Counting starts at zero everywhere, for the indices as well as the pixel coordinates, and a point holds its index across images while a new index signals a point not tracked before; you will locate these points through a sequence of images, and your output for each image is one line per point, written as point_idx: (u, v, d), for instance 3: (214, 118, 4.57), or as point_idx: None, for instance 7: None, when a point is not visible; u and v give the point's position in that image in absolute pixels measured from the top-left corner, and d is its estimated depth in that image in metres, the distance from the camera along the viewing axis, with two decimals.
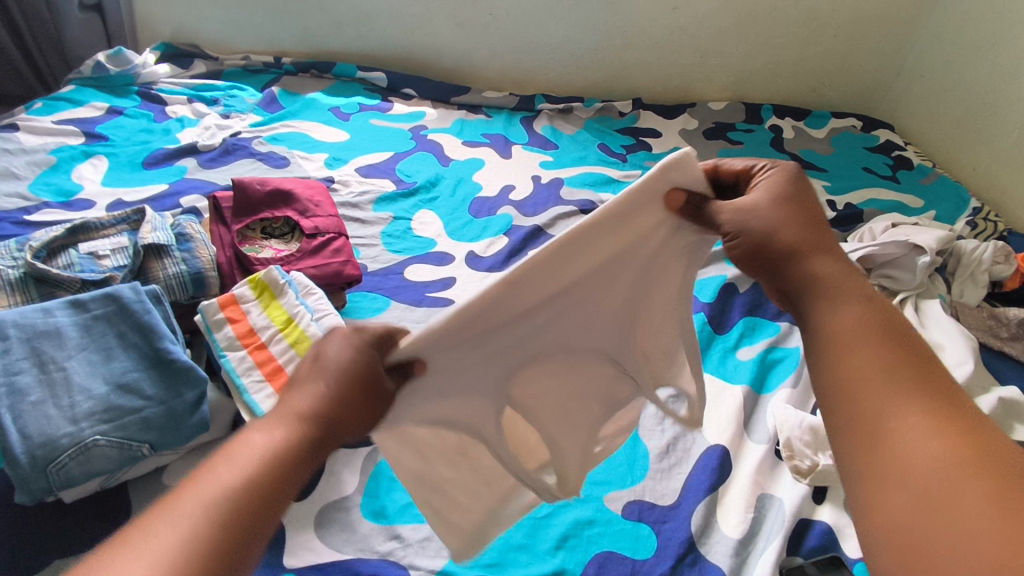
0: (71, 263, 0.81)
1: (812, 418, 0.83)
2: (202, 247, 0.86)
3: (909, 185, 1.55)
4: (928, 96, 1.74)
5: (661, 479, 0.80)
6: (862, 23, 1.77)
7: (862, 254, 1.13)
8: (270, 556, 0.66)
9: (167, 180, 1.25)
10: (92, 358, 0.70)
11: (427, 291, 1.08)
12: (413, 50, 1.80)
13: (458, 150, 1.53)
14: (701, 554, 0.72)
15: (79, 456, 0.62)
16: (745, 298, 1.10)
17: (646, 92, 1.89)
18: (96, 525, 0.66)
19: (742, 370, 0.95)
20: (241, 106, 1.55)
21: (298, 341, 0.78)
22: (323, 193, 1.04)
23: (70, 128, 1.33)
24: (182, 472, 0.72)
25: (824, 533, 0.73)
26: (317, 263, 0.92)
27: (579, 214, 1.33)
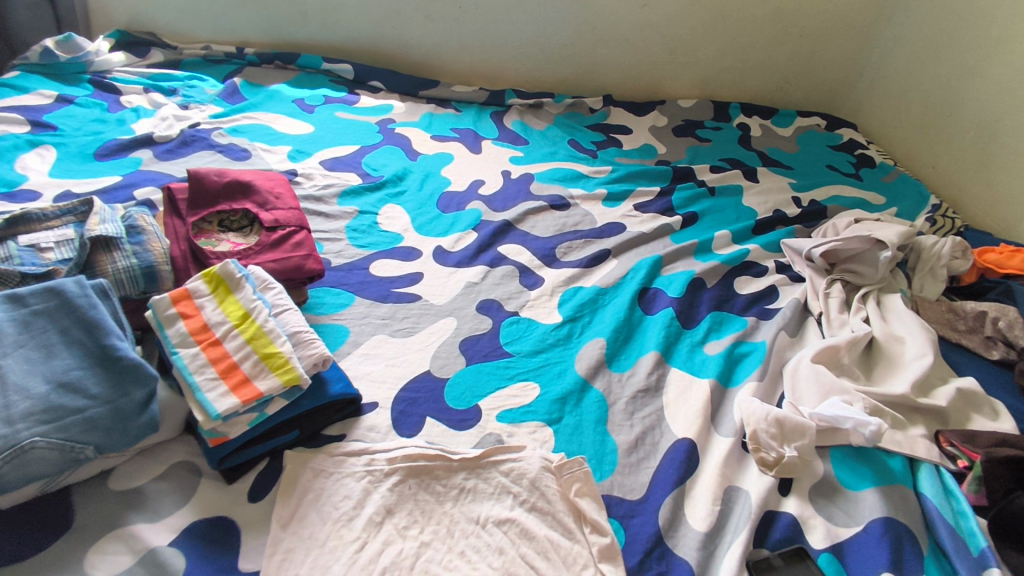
0: (10, 255, 0.76)
1: (778, 411, 0.82)
2: (154, 240, 0.83)
3: (870, 183, 1.58)
4: (889, 96, 1.78)
5: (629, 474, 0.79)
6: (827, 24, 1.80)
7: (827, 250, 1.15)
8: (225, 561, 0.64)
9: (120, 171, 1.20)
10: (30, 355, 0.65)
11: (393, 287, 1.06)
12: (381, 42, 1.77)
13: (427, 144, 1.51)
14: (668, 548, 0.72)
15: (14, 459, 0.59)
16: (712, 293, 1.11)
17: (616, 89, 1.89)
18: (34, 530, 0.63)
19: (710, 364, 0.95)
20: (201, 96, 1.50)
21: (256, 337, 0.74)
22: (284, 185, 1.01)
23: (16, 116, 1.27)
24: (130, 475, 0.69)
25: (789, 524, 0.73)
26: (277, 257, 0.89)
27: (548, 210, 1.32)
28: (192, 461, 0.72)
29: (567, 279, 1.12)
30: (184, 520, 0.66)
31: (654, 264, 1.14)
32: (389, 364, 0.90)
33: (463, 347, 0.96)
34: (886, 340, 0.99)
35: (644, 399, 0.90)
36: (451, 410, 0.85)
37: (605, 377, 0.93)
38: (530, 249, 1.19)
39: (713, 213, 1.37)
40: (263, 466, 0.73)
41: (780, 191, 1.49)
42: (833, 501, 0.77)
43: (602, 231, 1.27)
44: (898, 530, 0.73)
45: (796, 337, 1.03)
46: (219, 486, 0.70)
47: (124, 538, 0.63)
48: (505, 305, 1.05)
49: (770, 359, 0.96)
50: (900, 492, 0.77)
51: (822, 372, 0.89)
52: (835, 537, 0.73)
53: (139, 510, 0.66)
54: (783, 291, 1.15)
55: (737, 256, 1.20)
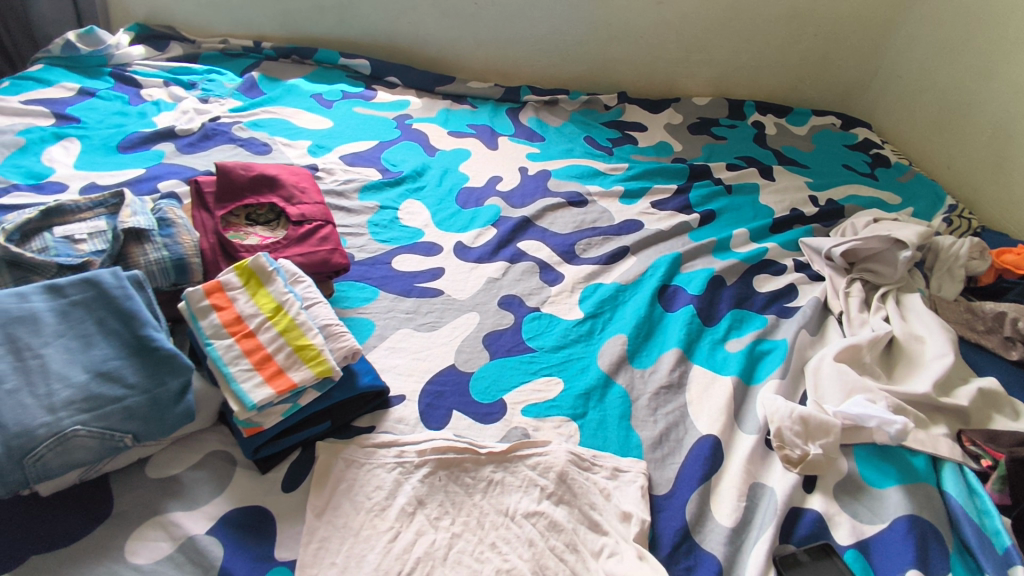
0: (46, 247, 0.77)
1: (802, 408, 0.83)
2: (185, 232, 0.84)
3: (886, 183, 1.58)
4: (904, 96, 1.78)
5: (654, 469, 0.80)
6: (842, 22, 1.79)
7: (846, 249, 1.16)
8: (262, 549, 0.65)
9: (143, 164, 1.21)
10: (70, 345, 0.66)
11: (416, 282, 1.06)
12: (396, 37, 1.77)
13: (444, 140, 1.51)
14: (695, 543, 0.73)
15: (57, 447, 0.60)
16: (732, 291, 1.11)
17: (631, 86, 1.89)
18: (77, 517, 0.64)
19: (732, 361, 0.96)
20: (220, 90, 1.51)
21: (288, 329, 0.75)
22: (309, 180, 1.02)
23: (40, 109, 1.28)
24: (167, 464, 0.70)
25: (815, 521, 0.74)
26: (304, 251, 0.90)
27: (566, 207, 1.33)
28: (226, 451, 0.73)
29: (587, 275, 1.12)
30: (221, 508, 0.68)
31: (674, 261, 1.14)
32: (414, 357, 0.91)
33: (487, 341, 0.96)
34: (907, 340, 0.99)
35: (668, 395, 0.90)
36: (477, 403, 0.86)
37: (627, 373, 0.94)
38: (550, 246, 1.20)
39: (730, 211, 1.38)
40: (296, 456, 0.74)
41: (796, 190, 1.49)
42: (857, 498, 0.78)
43: (620, 228, 1.28)
44: (923, 527, 0.73)
45: (817, 336, 1.04)
46: (253, 475, 0.72)
47: (164, 525, 0.65)
48: (527, 301, 1.05)
49: (791, 357, 0.96)
50: (924, 490, 0.78)
51: (845, 370, 0.90)
52: (860, 534, 0.73)
53: (176, 498, 0.67)
54: (802, 290, 1.15)
55: (756, 254, 1.20)
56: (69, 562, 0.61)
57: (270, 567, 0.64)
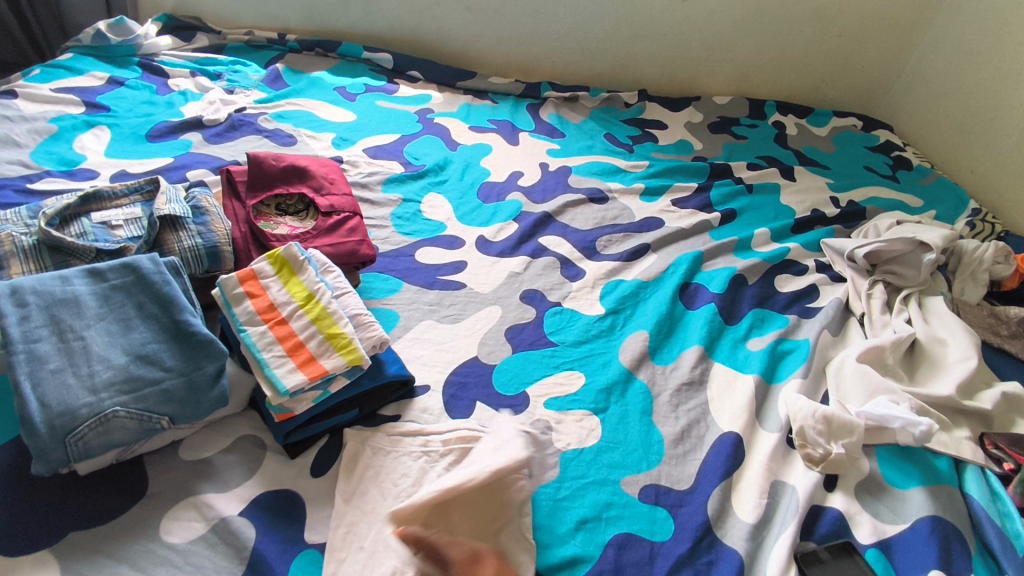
0: (85, 232, 0.79)
1: (825, 408, 0.84)
2: (217, 220, 0.85)
3: (908, 185, 1.58)
4: (928, 98, 1.76)
5: (676, 464, 0.81)
6: (866, 23, 1.78)
7: (869, 250, 1.16)
8: (292, 532, 0.66)
9: (172, 153, 1.22)
10: (110, 328, 0.68)
11: (439, 274, 1.07)
12: (419, 32, 1.78)
13: (466, 134, 1.52)
14: (717, 537, 0.73)
15: (98, 426, 0.62)
16: (754, 290, 1.11)
17: (651, 84, 1.89)
18: (114, 496, 0.66)
19: (754, 360, 0.96)
20: (246, 82, 1.53)
21: (320, 318, 0.77)
22: (337, 171, 1.03)
23: (71, 97, 1.30)
24: (199, 446, 0.72)
25: (836, 519, 0.75)
26: (332, 242, 0.91)
27: (587, 203, 1.33)
28: (257, 435, 0.75)
29: (608, 271, 1.13)
30: (252, 491, 0.69)
31: (696, 259, 1.15)
32: (438, 349, 0.92)
33: (509, 335, 0.97)
34: (929, 342, 0.99)
35: (689, 392, 0.91)
36: (500, 395, 0.87)
37: (649, 369, 0.94)
38: (571, 241, 1.21)
39: (751, 210, 1.38)
40: (324, 442, 0.75)
41: (817, 190, 1.48)
42: (879, 498, 0.78)
43: (641, 225, 1.28)
44: (945, 528, 0.74)
45: (838, 337, 1.04)
46: (283, 460, 0.73)
47: (197, 506, 0.66)
48: (549, 295, 1.06)
49: (813, 357, 0.96)
50: (946, 491, 0.78)
51: (867, 371, 0.90)
52: (881, 533, 0.74)
53: (209, 480, 0.69)
54: (824, 290, 1.15)
55: (778, 254, 1.20)
56: (106, 540, 0.62)
57: (299, 550, 0.65)
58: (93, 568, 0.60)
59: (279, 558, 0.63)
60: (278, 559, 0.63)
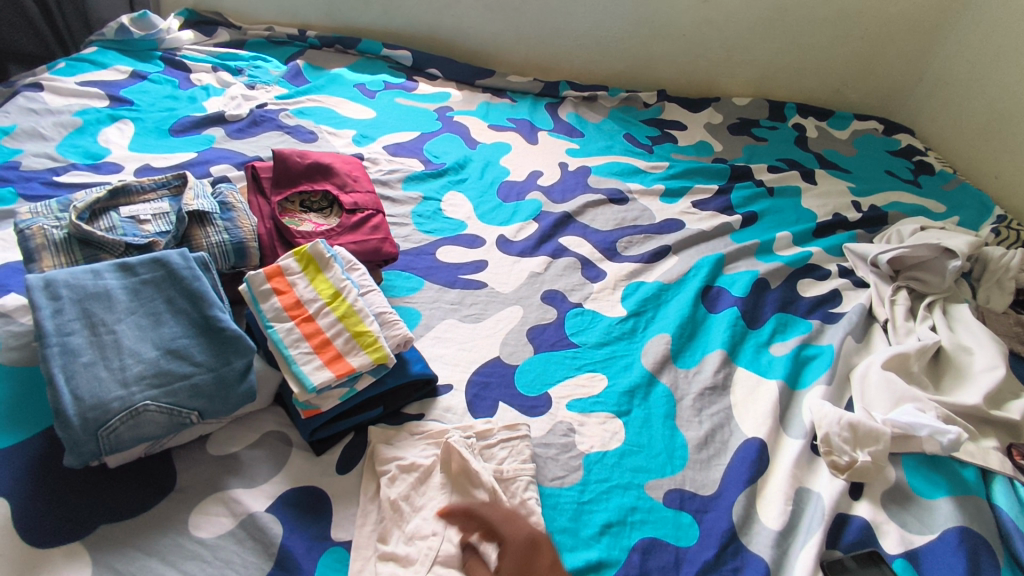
0: (114, 226, 0.79)
1: (851, 415, 0.83)
2: (244, 216, 0.85)
3: (930, 190, 1.56)
4: (950, 102, 1.74)
5: (700, 470, 0.81)
6: (889, 25, 1.76)
7: (893, 256, 1.15)
8: (319, 529, 0.66)
9: (195, 148, 1.23)
10: (141, 322, 0.68)
11: (460, 273, 1.07)
12: (439, 30, 1.78)
13: (485, 133, 1.52)
14: (742, 544, 0.73)
15: (129, 420, 0.62)
16: (777, 294, 1.10)
17: (670, 85, 1.88)
18: (143, 489, 0.66)
19: (777, 365, 0.95)
20: (266, 77, 1.53)
21: (346, 315, 0.77)
22: (360, 169, 1.03)
23: (95, 90, 1.31)
24: (226, 442, 0.72)
25: (862, 528, 0.74)
26: (356, 239, 0.91)
27: (607, 203, 1.32)
28: (283, 432, 0.75)
29: (629, 273, 1.12)
30: (279, 487, 0.69)
31: (717, 262, 1.14)
32: (460, 348, 0.92)
33: (531, 335, 0.97)
34: (955, 350, 0.98)
35: (712, 397, 0.90)
36: (523, 396, 0.87)
37: (672, 372, 0.94)
38: (591, 242, 1.20)
39: (772, 213, 1.37)
40: (349, 440, 0.75)
41: (839, 194, 1.47)
42: (906, 507, 0.77)
43: (662, 227, 1.27)
44: (973, 539, 0.73)
45: (862, 343, 1.03)
46: (309, 456, 0.73)
47: (225, 501, 0.67)
48: (570, 296, 1.06)
49: (837, 363, 0.96)
50: (974, 502, 0.77)
51: (893, 379, 0.89)
52: (909, 543, 0.73)
53: (237, 475, 0.69)
54: (846, 296, 1.14)
55: (800, 258, 1.19)
56: (137, 533, 0.62)
57: (326, 547, 0.65)
58: (124, 561, 0.60)
59: (306, 555, 0.64)
60: (306, 556, 0.64)
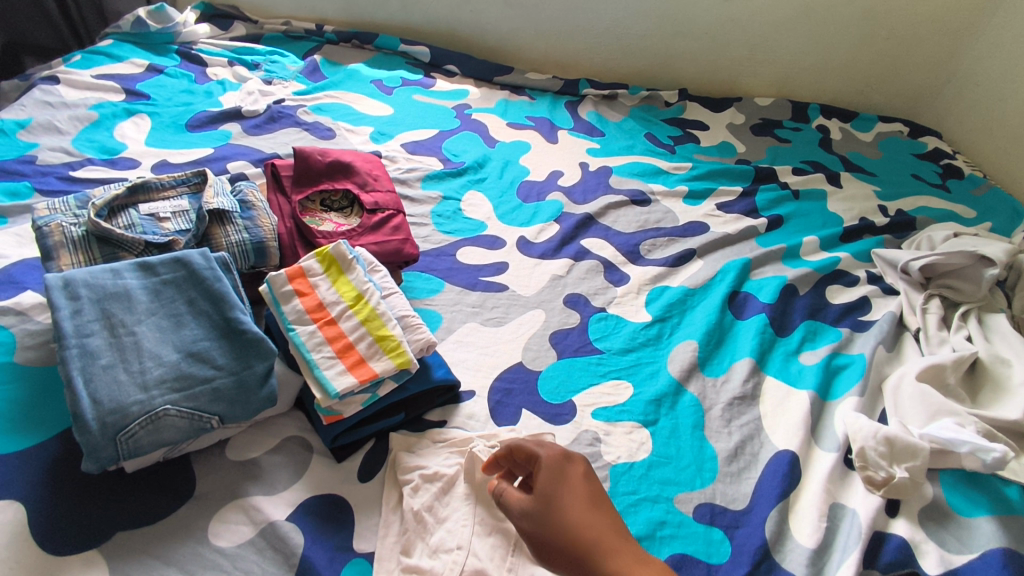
0: (133, 224, 0.77)
1: (887, 428, 0.80)
2: (264, 215, 0.83)
3: (959, 195, 1.52)
4: (979, 105, 1.70)
5: (730, 483, 0.78)
6: (917, 25, 1.72)
7: (925, 263, 1.11)
8: (340, 539, 0.64)
9: (211, 144, 1.21)
10: (161, 323, 0.66)
11: (481, 275, 1.05)
12: (457, 25, 1.76)
13: (504, 131, 1.49)
14: (775, 561, 0.70)
15: (149, 425, 0.60)
16: (806, 301, 1.08)
17: (691, 84, 1.85)
18: (161, 496, 0.64)
19: (808, 374, 0.92)
20: (283, 72, 1.51)
21: (370, 318, 0.75)
22: (381, 167, 1.01)
23: (112, 84, 1.29)
24: (246, 447, 0.70)
25: (900, 546, 0.71)
26: (378, 240, 0.89)
27: (629, 205, 1.30)
28: (303, 437, 0.73)
29: (653, 277, 1.10)
30: (300, 495, 0.67)
31: (744, 267, 1.11)
32: (482, 353, 0.90)
33: (553, 340, 0.95)
34: (992, 362, 0.95)
35: (741, 407, 0.88)
36: (546, 403, 0.85)
37: (699, 380, 0.91)
38: (613, 244, 1.18)
39: (798, 217, 1.34)
40: (370, 447, 0.73)
41: (865, 198, 1.44)
42: (944, 525, 0.74)
43: (685, 230, 1.24)
44: (1017, 560, 0.70)
45: (893, 353, 1.00)
46: (330, 463, 0.71)
47: (244, 509, 0.65)
48: (593, 300, 1.03)
49: (869, 374, 0.93)
50: (1016, 521, 0.74)
51: (928, 391, 0.86)
52: (949, 564, 0.70)
53: (256, 482, 0.67)
54: (876, 303, 1.11)
55: (829, 264, 1.16)
56: (154, 541, 0.61)
57: (348, 559, 0.63)
58: (142, 570, 0.59)
59: (327, 566, 0.62)
60: (327, 567, 0.62)
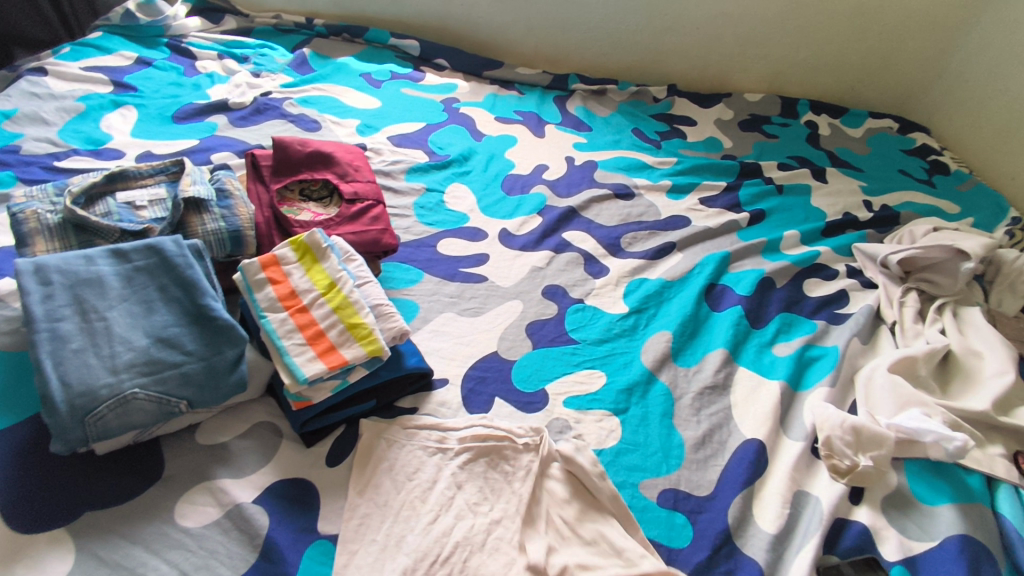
0: (109, 212, 0.79)
1: (854, 418, 0.81)
2: (241, 205, 0.85)
3: (944, 191, 1.53)
4: (968, 101, 1.70)
5: (697, 470, 0.79)
6: (907, 21, 1.72)
7: (904, 257, 1.12)
8: (305, 521, 0.66)
9: (197, 135, 1.22)
10: (133, 309, 0.67)
11: (460, 266, 1.06)
12: (447, 19, 1.76)
13: (491, 125, 1.50)
14: (737, 547, 0.71)
15: (117, 408, 0.62)
16: (783, 294, 1.08)
17: (681, 79, 1.85)
18: (130, 477, 0.66)
19: (780, 365, 0.93)
20: (272, 65, 1.52)
21: (341, 306, 0.76)
22: (362, 158, 1.02)
23: (100, 76, 1.31)
24: (216, 431, 0.72)
25: (861, 533, 0.72)
26: (356, 230, 0.90)
27: (612, 198, 1.30)
28: (273, 422, 0.74)
29: (632, 269, 1.11)
30: (267, 478, 0.69)
31: (723, 260, 1.12)
32: (457, 342, 0.91)
33: (530, 330, 0.96)
34: (964, 354, 0.95)
35: (712, 396, 0.89)
36: (519, 392, 0.86)
37: (672, 370, 0.92)
38: (595, 237, 1.18)
39: (781, 211, 1.34)
40: (340, 432, 0.75)
41: (849, 193, 1.44)
42: (907, 513, 0.75)
43: (667, 224, 1.25)
44: (975, 548, 0.71)
45: (869, 345, 1.00)
46: (298, 448, 0.73)
47: (211, 491, 0.66)
48: (571, 292, 1.04)
49: (842, 365, 0.94)
50: (977, 510, 0.75)
51: (899, 383, 0.87)
52: (908, 550, 0.71)
53: (224, 465, 0.69)
54: (854, 297, 1.12)
55: (808, 257, 1.17)
56: (121, 520, 0.62)
57: (311, 540, 0.64)
58: (107, 549, 0.60)
59: (291, 547, 0.63)
60: (290, 548, 0.63)
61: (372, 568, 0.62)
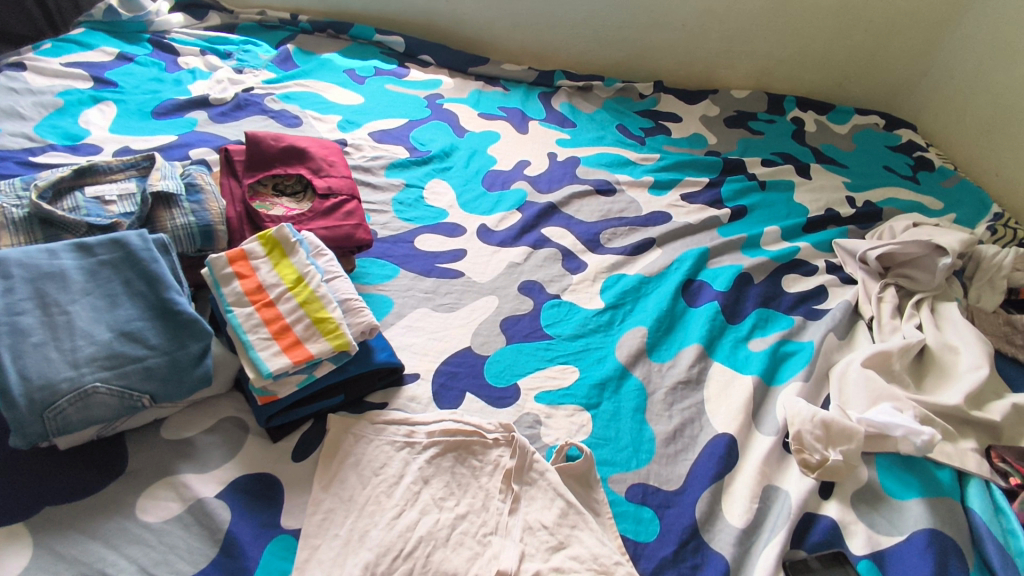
0: (77, 206, 0.79)
1: (825, 412, 0.81)
2: (212, 199, 0.84)
3: (928, 187, 1.53)
4: (954, 97, 1.70)
5: (667, 464, 0.79)
6: (894, 18, 1.71)
7: (883, 252, 1.11)
8: (268, 516, 0.66)
9: (176, 131, 1.22)
10: (96, 303, 0.67)
11: (437, 262, 1.06)
12: (433, 16, 1.76)
13: (474, 121, 1.50)
14: (703, 541, 0.71)
15: (78, 402, 0.61)
16: (760, 289, 1.08)
17: (667, 75, 1.85)
18: (92, 472, 0.65)
19: (754, 360, 0.93)
20: (255, 61, 1.52)
21: (308, 301, 0.75)
22: (337, 154, 1.02)
23: (79, 71, 1.30)
24: (182, 426, 0.72)
25: (829, 528, 0.72)
26: (328, 225, 0.90)
27: (594, 194, 1.30)
28: (240, 417, 0.74)
29: (611, 265, 1.10)
30: (231, 473, 0.69)
31: (701, 256, 1.12)
32: (430, 337, 0.91)
33: (504, 325, 0.96)
34: (939, 349, 0.95)
35: (685, 391, 0.89)
36: (491, 387, 0.85)
37: (646, 365, 0.92)
38: (574, 233, 1.18)
39: (762, 208, 1.34)
40: (307, 427, 0.75)
41: (833, 189, 1.44)
42: (876, 508, 0.75)
43: (647, 219, 1.25)
44: (943, 542, 0.71)
45: (845, 340, 1.00)
46: (265, 443, 0.72)
47: (174, 486, 0.66)
48: (548, 287, 1.04)
49: (816, 360, 0.93)
50: (947, 504, 0.75)
51: (872, 377, 0.87)
52: (876, 545, 0.71)
53: (188, 460, 0.69)
54: (833, 292, 1.12)
55: (787, 253, 1.17)
56: (82, 515, 0.62)
57: (274, 535, 0.64)
58: (66, 544, 0.60)
59: (252, 542, 0.63)
60: (252, 543, 0.63)
61: (333, 562, 0.62)
